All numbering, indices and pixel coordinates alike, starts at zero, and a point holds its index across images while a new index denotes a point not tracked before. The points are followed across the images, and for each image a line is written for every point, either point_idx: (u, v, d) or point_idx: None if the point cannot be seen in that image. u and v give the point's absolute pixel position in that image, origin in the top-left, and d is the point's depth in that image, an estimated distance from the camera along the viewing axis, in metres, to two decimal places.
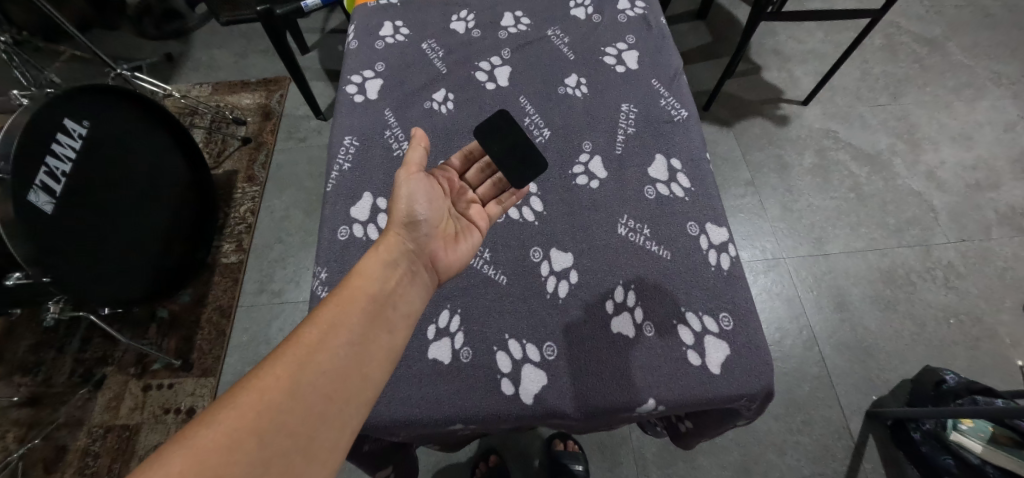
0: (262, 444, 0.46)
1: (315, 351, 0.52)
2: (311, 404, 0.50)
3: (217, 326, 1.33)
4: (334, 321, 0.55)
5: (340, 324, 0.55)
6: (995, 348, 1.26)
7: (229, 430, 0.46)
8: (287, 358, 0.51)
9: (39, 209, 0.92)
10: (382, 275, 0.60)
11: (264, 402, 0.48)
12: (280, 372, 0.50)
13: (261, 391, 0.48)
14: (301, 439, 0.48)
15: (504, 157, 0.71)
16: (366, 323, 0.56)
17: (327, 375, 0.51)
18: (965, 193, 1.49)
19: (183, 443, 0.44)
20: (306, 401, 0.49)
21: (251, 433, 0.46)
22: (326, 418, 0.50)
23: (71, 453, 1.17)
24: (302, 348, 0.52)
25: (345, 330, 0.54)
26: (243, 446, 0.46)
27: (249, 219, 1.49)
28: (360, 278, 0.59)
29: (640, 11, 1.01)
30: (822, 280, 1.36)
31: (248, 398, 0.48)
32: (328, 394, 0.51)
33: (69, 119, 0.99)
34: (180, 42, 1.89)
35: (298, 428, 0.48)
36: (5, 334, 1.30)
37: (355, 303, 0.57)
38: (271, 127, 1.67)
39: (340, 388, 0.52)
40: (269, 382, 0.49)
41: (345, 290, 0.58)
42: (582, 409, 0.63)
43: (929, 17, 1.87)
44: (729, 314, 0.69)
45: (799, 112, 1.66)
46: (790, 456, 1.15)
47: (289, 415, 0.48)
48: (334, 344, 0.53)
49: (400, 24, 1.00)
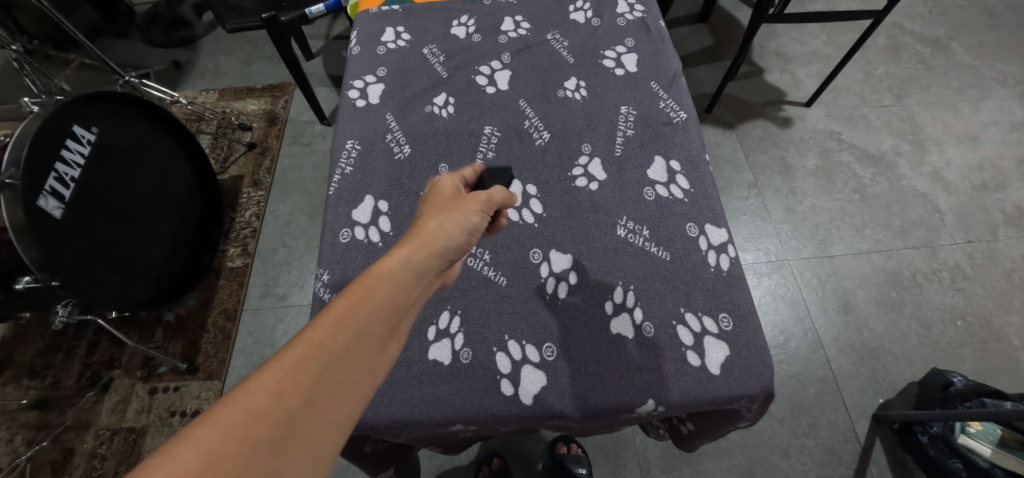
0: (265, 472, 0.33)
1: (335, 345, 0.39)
2: (327, 413, 0.36)
3: (222, 330, 1.34)
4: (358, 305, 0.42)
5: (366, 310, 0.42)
6: (1004, 350, 1.24)
7: (216, 449, 0.32)
8: (296, 351, 0.37)
9: (49, 214, 0.93)
10: (419, 257, 0.48)
11: (265, 415, 0.34)
12: (286, 371, 0.36)
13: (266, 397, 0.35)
14: (318, 457, 0.35)
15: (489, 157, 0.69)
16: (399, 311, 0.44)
17: (349, 378, 0.38)
18: (971, 193, 1.48)
19: (150, 474, 0.30)
20: (320, 408, 0.36)
21: (250, 456, 0.33)
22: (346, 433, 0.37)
23: (78, 455, 1.18)
24: (315, 340, 0.38)
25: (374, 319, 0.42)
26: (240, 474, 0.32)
27: (254, 223, 1.51)
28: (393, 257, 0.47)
29: (640, 14, 1.02)
30: (827, 282, 1.36)
31: (243, 408, 0.34)
32: (350, 400, 0.38)
33: (78, 126, 1.01)
34: (187, 50, 1.92)
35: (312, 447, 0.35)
36: (16, 338, 1.32)
37: (384, 286, 0.44)
38: (276, 132, 1.69)
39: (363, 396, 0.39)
40: (269, 386, 0.35)
41: (372, 268, 0.45)
42: (582, 411, 0.63)
43: (932, 18, 1.87)
44: (728, 314, 0.69)
45: (802, 114, 1.65)
46: (796, 460, 1.15)
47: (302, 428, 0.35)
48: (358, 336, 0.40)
49: (402, 29, 1.01)
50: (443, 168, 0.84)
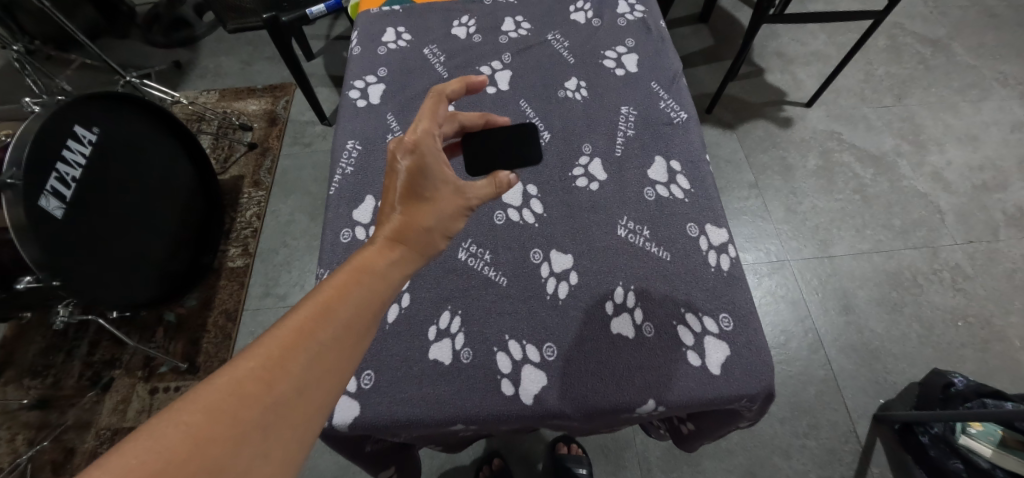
0: (235, 457, 0.35)
1: (304, 341, 0.41)
2: (294, 404, 0.39)
3: (223, 330, 1.34)
4: (329, 302, 0.43)
5: (336, 306, 0.43)
6: (1005, 350, 1.24)
7: (205, 421, 0.35)
8: (281, 333, 0.41)
9: (50, 214, 0.94)
10: (394, 255, 0.49)
11: (236, 404, 0.37)
12: (256, 364, 0.39)
13: (236, 389, 0.37)
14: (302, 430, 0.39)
15: (473, 152, 0.73)
16: (370, 306, 0.45)
17: (316, 371, 0.41)
18: (972, 194, 1.48)
19: (134, 448, 0.34)
20: (297, 394, 0.39)
21: (220, 442, 0.35)
22: (313, 422, 0.40)
23: (79, 455, 1.18)
24: (285, 335, 0.40)
25: (342, 315, 0.43)
26: (211, 458, 0.34)
27: (255, 223, 1.51)
28: (366, 255, 0.48)
29: (640, 14, 1.02)
30: (827, 282, 1.36)
31: (214, 399, 0.36)
32: (325, 387, 0.41)
33: (79, 126, 1.01)
34: (188, 50, 1.92)
35: (281, 436, 0.38)
36: (16, 338, 1.32)
37: (356, 284, 0.45)
38: (276, 132, 1.69)
39: (330, 387, 0.41)
40: (240, 377, 0.38)
41: (355, 258, 0.48)
42: (582, 411, 0.63)
43: (932, 18, 1.87)
44: (729, 315, 0.68)
45: (802, 114, 1.65)
46: (797, 460, 1.15)
47: (270, 418, 0.37)
48: (326, 332, 0.42)
49: (403, 29, 1.01)
50: None
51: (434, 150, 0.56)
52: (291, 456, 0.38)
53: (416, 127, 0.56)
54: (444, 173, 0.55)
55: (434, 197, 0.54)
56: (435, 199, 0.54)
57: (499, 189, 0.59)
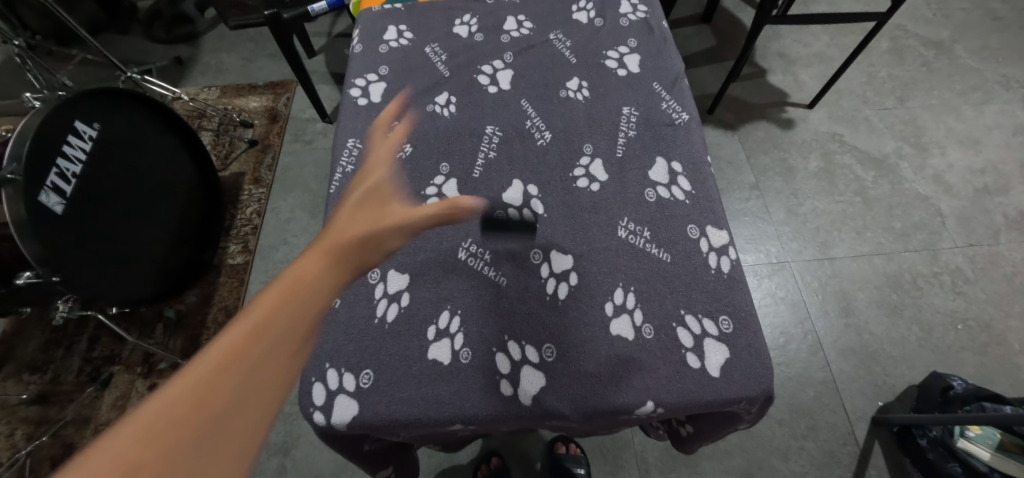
0: (189, 450, 0.42)
1: (242, 357, 0.48)
2: (241, 401, 0.46)
3: (222, 327, 1.34)
4: (265, 315, 0.51)
5: (272, 318, 0.52)
6: (1005, 354, 1.24)
7: (160, 427, 0.42)
8: (224, 345, 0.48)
9: (50, 210, 0.94)
10: (329, 269, 0.59)
11: (188, 409, 0.43)
12: (202, 375, 0.45)
13: (183, 404, 0.43)
14: (253, 423, 0.46)
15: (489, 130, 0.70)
16: (301, 316, 0.55)
17: (260, 373, 0.48)
18: (973, 197, 1.47)
19: (95, 452, 0.39)
20: (243, 397, 0.46)
21: (175, 440, 0.41)
22: (263, 415, 0.47)
23: (77, 451, 1.18)
24: (229, 346, 0.48)
25: (274, 333, 0.51)
26: (172, 453, 0.41)
27: (255, 220, 1.51)
28: (300, 274, 0.57)
29: (643, 14, 1.01)
30: (827, 284, 1.36)
31: (163, 406, 0.42)
32: (271, 385, 0.49)
33: (79, 121, 1.02)
34: (190, 46, 1.92)
35: (236, 428, 0.45)
36: (15, 333, 1.32)
37: (290, 300, 0.55)
38: (277, 130, 1.69)
39: (275, 386, 0.49)
40: (188, 386, 0.44)
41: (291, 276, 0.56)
42: (582, 412, 0.62)
43: (936, 20, 1.86)
44: (729, 317, 0.68)
45: (804, 116, 1.65)
46: (795, 462, 1.14)
47: (223, 413, 0.45)
48: (265, 340, 0.50)
49: (404, 28, 1.01)
50: (444, 168, 0.83)
51: (376, 187, 0.72)
52: (245, 445, 0.45)
53: (368, 171, 0.75)
54: (371, 202, 0.69)
55: (370, 222, 0.66)
56: (372, 221, 0.66)
57: (446, 210, 0.76)
